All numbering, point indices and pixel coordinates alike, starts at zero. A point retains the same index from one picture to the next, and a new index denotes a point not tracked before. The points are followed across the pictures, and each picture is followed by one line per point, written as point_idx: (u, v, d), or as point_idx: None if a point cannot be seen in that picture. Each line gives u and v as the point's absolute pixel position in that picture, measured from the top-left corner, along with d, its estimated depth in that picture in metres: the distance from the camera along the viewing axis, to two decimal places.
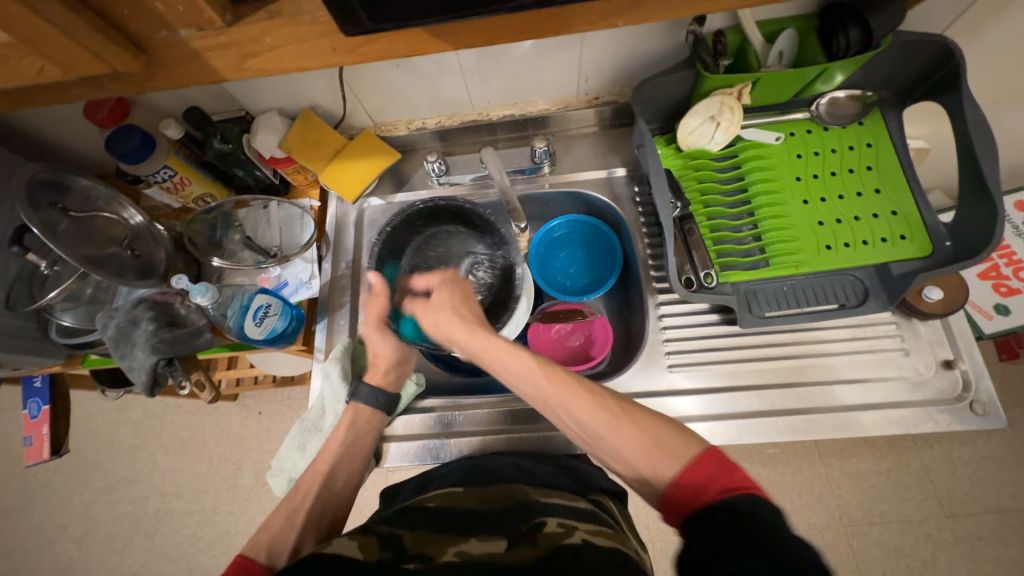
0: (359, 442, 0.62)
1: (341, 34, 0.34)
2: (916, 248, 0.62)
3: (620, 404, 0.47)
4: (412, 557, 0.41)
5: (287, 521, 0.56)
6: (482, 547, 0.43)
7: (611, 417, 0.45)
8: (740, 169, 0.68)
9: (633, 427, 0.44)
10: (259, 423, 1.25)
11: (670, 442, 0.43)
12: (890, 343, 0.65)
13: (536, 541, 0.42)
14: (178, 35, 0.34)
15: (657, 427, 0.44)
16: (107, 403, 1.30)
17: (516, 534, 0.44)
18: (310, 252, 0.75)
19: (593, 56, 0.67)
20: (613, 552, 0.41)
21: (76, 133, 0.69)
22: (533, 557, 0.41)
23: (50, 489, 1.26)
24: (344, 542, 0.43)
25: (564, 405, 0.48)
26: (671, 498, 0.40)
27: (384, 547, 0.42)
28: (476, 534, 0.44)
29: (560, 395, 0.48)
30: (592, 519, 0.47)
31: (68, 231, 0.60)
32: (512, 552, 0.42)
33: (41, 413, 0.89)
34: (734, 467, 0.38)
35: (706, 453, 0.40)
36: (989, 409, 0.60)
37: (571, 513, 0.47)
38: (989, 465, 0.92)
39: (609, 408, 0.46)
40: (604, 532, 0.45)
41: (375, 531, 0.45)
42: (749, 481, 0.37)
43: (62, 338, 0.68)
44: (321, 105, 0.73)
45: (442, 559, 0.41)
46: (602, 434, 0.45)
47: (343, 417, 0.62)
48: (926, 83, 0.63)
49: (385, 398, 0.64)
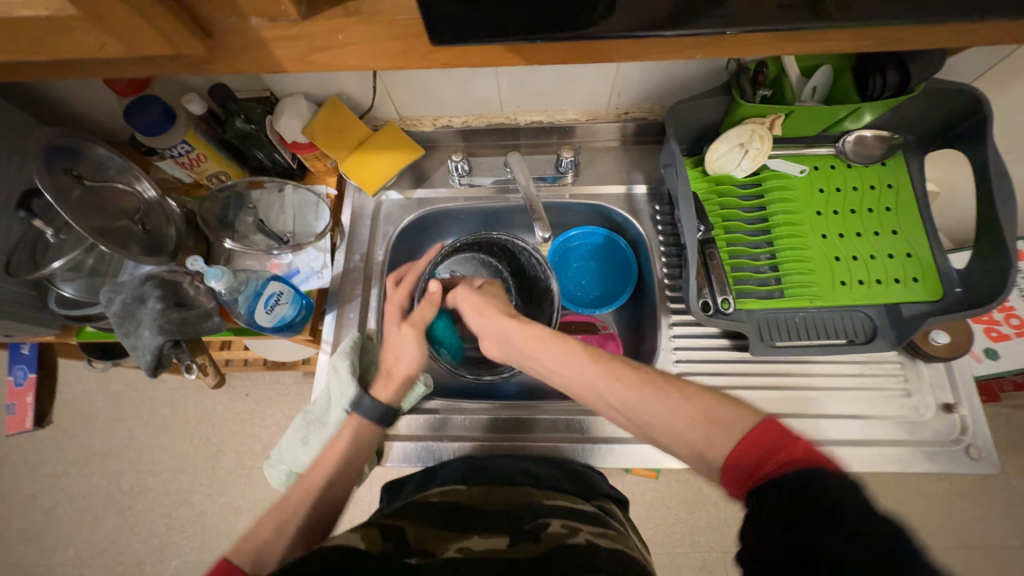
0: (359, 455, 0.57)
1: (414, 38, 0.33)
2: (926, 290, 0.63)
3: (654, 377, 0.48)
4: (414, 553, 0.39)
5: (276, 533, 0.49)
6: (485, 543, 0.41)
7: (656, 392, 0.46)
8: (763, 197, 0.68)
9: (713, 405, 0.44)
10: (245, 405, 1.22)
11: (721, 413, 0.43)
12: (893, 382, 0.66)
13: (539, 540, 0.41)
14: (248, 23, 0.32)
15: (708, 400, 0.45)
16: (88, 373, 1.26)
17: (519, 533, 0.43)
18: (324, 241, 0.73)
19: (629, 72, 0.66)
20: (618, 553, 0.41)
21: (92, 98, 0.67)
22: (539, 553, 0.39)
23: (20, 456, 1.22)
24: (348, 534, 0.40)
25: (607, 386, 0.48)
26: (731, 472, 0.39)
27: (386, 539, 0.40)
28: (479, 532, 0.43)
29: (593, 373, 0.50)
30: (595, 522, 0.47)
31: (80, 200, 0.58)
32: (515, 549, 0.40)
33: (26, 380, 0.86)
34: (800, 438, 0.37)
35: (761, 426, 0.40)
36: (984, 454, 0.62)
37: (573, 513, 0.47)
38: (963, 502, 0.95)
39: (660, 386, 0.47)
40: (607, 534, 0.45)
41: (377, 524, 0.43)
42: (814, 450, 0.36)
43: (60, 309, 0.66)
44: (349, 93, 0.71)
45: (444, 556, 0.39)
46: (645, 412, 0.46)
47: (346, 430, 0.57)
48: (951, 132, 0.64)
49: (389, 414, 0.58)
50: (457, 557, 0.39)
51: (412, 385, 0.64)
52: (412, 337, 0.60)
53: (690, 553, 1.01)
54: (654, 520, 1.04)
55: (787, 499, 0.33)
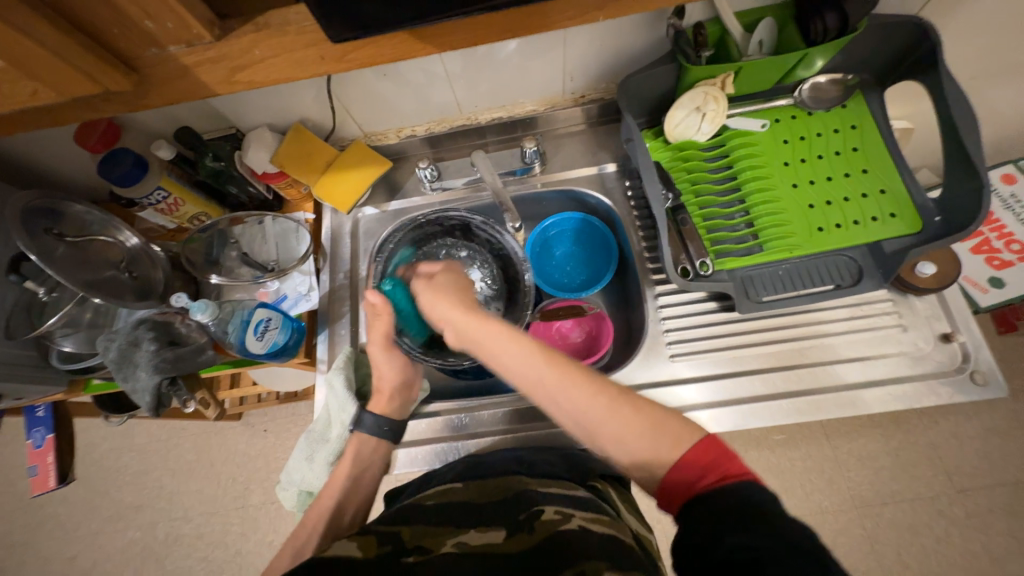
0: (365, 471, 0.61)
1: (326, 42, 0.35)
2: (905, 224, 0.62)
3: (617, 386, 0.44)
4: (412, 550, 0.40)
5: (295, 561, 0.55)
6: (481, 537, 0.42)
7: (612, 401, 0.43)
8: (728, 156, 0.68)
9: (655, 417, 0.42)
10: (265, 441, 1.24)
11: (668, 425, 0.42)
12: (888, 320, 0.65)
13: (534, 529, 0.41)
14: (168, 52, 0.34)
15: (656, 410, 0.43)
16: (111, 430, 1.29)
17: (514, 524, 0.43)
18: (307, 265, 0.75)
19: (575, 55, 0.67)
20: (611, 537, 0.41)
21: (67, 159, 0.70)
22: (534, 546, 0.39)
23: (57, 521, 1.25)
24: (344, 544, 0.41)
25: (560, 390, 0.44)
26: (668, 485, 0.39)
27: (382, 544, 0.41)
28: (475, 526, 0.44)
29: (556, 384, 0.44)
30: (591, 507, 0.46)
31: (65, 257, 0.60)
32: (510, 542, 0.41)
33: (45, 442, 0.88)
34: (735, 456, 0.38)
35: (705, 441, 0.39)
36: (989, 379, 0.61)
37: (571, 501, 0.46)
38: (995, 438, 0.92)
39: (608, 396, 0.44)
40: (601, 519, 0.44)
41: (372, 531, 0.43)
42: (746, 470, 0.37)
43: (63, 364, 0.69)
44: (311, 117, 0.73)
45: (441, 551, 0.40)
46: (599, 420, 0.43)
47: (349, 449, 0.61)
48: (904, 63, 0.64)
49: (389, 426, 0.62)
50: (453, 551, 0.40)
51: None
52: (382, 353, 0.62)
53: None
54: None
55: (711, 514, 0.35)
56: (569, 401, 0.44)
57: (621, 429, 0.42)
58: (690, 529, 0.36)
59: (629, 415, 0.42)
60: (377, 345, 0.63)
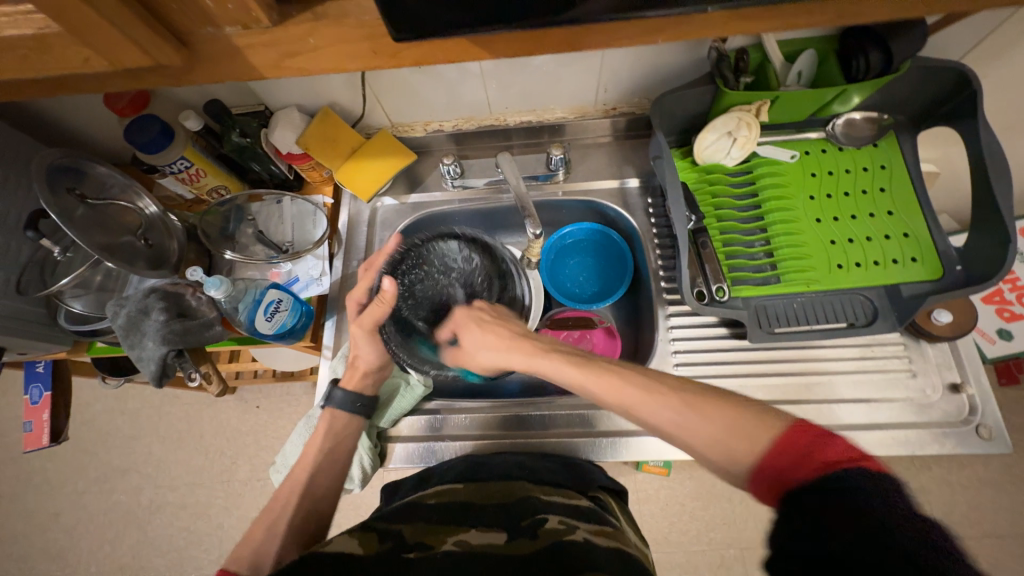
0: (338, 445, 0.62)
1: (380, 37, 0.35)
2: (926, 271, 0.62)
3: (681, 396, 0.46)
4: (412, 547, 0.40)
5: (268, 532, 0.56)
6: (482, 536, 0.42)
7: (679, 413, 0.45)
8: (755, 184, 0.68)
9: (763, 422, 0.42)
10: (257, 417, 1.24)
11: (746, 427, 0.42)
12: (897, 364, 0.65)
13: (538, 535, 0.41)
14: (222, 32, 0.34)
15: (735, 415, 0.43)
16: (105, 392, 1.29)
17: (517, 529, 0.43)
18: (322, 249, 0.75)
19: (612, 68, 0.67)
20: (618, 552, 0.41)
21: (94, 120, 0.69)
22: (536, 551, 0.39)
23: (43, 476, 1.25)
24: (345, 540, 0.41)
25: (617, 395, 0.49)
26: (761, 477, 0.38)
27: (383, 541, 0.41)
28: (477, 526, 0.44)
29: (617, 400, 0.49)
30: (593, 519, 0.47)
31: (83, 218, 0.60)
32: (512, 545, 0.40)
33: (42, 398, 0.89)
34: (837, 436, 0.36)
35: (794, 430, 0.39)
36: (995, 434, 0.60)
37: (571, 511, 0.47)
38: (987, 489, 0.92)
39: (676, 405, 0.46)
40: (605, 531, 0.44)
41: (373, 528, 0.43)
42: (853, 453, 0.35)
43: (70, 324, 0.68)
44: (340, 103, 0.73)
45: (443, 548, 0.40)
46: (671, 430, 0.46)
47: (323, 423, 0.62)
48: (942, 109, 0.63)
49: (359, 402, 0.62)
50: (455, 549, 0.40)
51: (408, 387, 0.66)
52: (364, 336, 0.62)
53: (707, 551, 1.00)
54: (668, 519, 1.03)
55: (821, 505, 0.32)
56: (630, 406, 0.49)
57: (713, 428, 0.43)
58: (801, 523, 0.33)
59: (702, 412, 0.44)
60: (364, 327, 0.62)
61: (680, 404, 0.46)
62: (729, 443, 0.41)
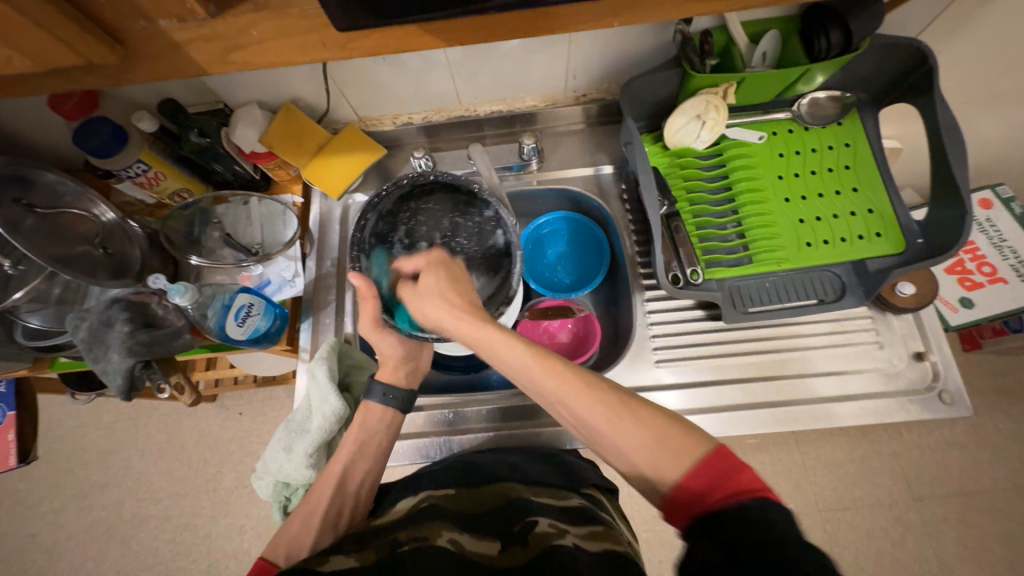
0: (373, 438, 0.58)
1: (329, 28, 0.34)
2: (890, 244, 0.64)
3: (620, 397, 0.44)
4: (407, 541, 0.41)
5: (303, 528, 0.53)
6: (478, 544, 0.42)
7: (612, 414, 0.43)
8: (725, 166, 0.69)
9: (688, 439, 0.40)
10: (240, 424, 1.21)
11: (675, 440, 0.40)
12: (866, 336, 0.67)
13: (528, 543, 0.42)
14: (157, 26, 0.32)
15: (662, 422, 0.42)
16: (77, 407, 1.24)
17: (509, 536, 0.43)
18: (293, 250, 0.73)
19: (580, 53, 0.66)
20: (606, 556, 0.40)
21: (38, 124, 0.66)
22: (525, 561, 0.40)
23: (16, 497, 1.20)
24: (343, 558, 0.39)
25: (576, 401, 0.44)
26: (672, 497, 0.38)
27: (380, 549, 0.40)
28: (472, 532, 0.44)
29: (561, 391, 0.44)
30: (588, 519, 0.46)
31: (34, 229, 0.57)
32: (505, 556, 0.41)
33: (7, 418, 0.86)
34: (745, 467, 0.36)
35: (716, 456, 0.38)
36: (957, 399, 0.63)
37: (562, 513, 0.46)
38: (952, 450, 0.97)
39: (614, 408, 0.43)
40: (596, 533, 0.43)
41: (370, 542, 0.42)
42: (754, 480, 0.36)
43: (29, 341, 0.66)
44: (303, 98, 0.70)
45: (438, 543, 0.41)
46: (601, 430, 0.43)
47: (356, 416, 0.59)
48: (901, 86, 0.65)
49: (399, 396, 0.60)
50: (449, 548, 0.40)
51: None
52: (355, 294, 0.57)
53: None
54: None
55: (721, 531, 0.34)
56: (580, 408, 0.44)
57: (639, 431, 0.41)
58: (704, 550, 0.33)
59: (638, 419, 0.42)
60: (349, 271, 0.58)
61: (609, 411, 0.43)
62: (655, 458, 0.40)
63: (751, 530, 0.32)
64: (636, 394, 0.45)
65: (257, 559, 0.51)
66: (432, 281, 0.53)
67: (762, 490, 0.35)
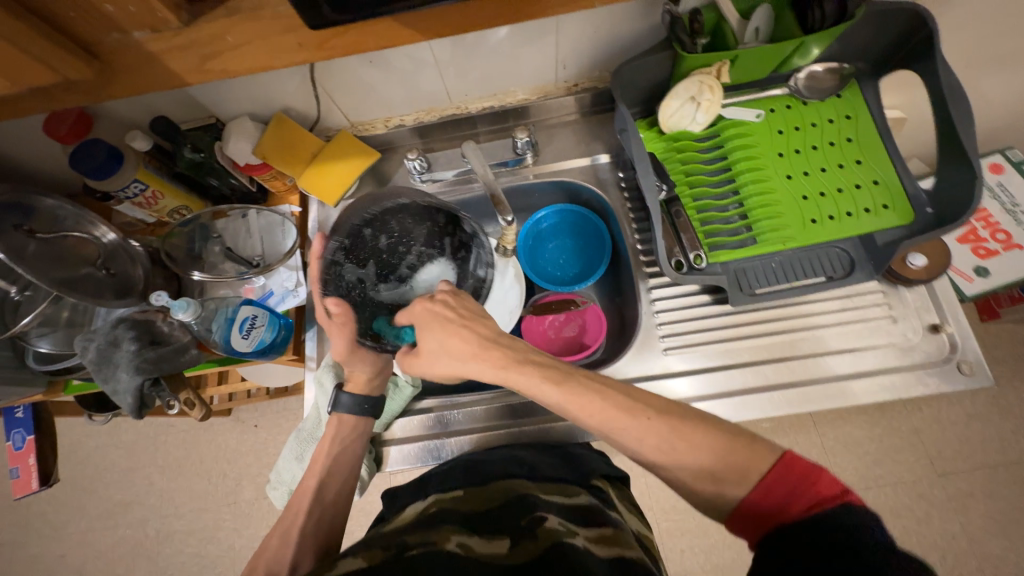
0: (349, 448, 0.59)
1: (303, 28, 0.33)
2: (897, 216, 0.62)
3: (664, 417, 0.43)
4: (415, 545, 0.40)
5: (282, 543, 0.53)
6: (486, 544, 0.41)
7: (660, 438, 0.42)
8: (723, 148, 0.67)
9: (747, 450, 0.39)
10: (256, 436, 1.23)
11: (733, 455, 0.39)
12: (878, 311, 0.65)
13: (537, 536, 0.41)
14: (132, 38, 0.32)
15: (714, 438, 0.41)
16: (96, 428, 1.26)
17: (517, 531, 0.43)
18: (294, 259, 0.73)
19: (569, 42, 0.65)
20: (617, 562, 0.39)
21: (36, 150, 0.67)
22: (535, 557, 0.39)
23: (44, 518, 1.23)
24: (351, 559, 0.39)
25: (621, 428, 0.43)
26: (741, 514, 0.38)
27: (386, 551, 0.40)
28: (479, 532, 0.43)
29: (605, 422, 0.44)
30: (597, 519, 0.45)
31: (37, 254, 0.58)
32: (516, 551, 0.40)
33: (25, 444, 0.87)
34: (818, 473, 0.36)
35: (784, 466, 0.37)
36: (976, 369, 0.62)
37: (572, 512, 0.46)
38: (976, 423, 0.95)
39: (660, 432, 0.42)
40: (606, 535, 0.42)
41: (376, 543, 0.41)
42: (832, 488, 0.35)
43: (39, 365, 0.67)
44: (294, 107, 0.70)
45: (446, 546, 0.40)
46: (652, 455, 0.42)
47: (329, 428, 0.60)
48: (898, 52, 0.63)
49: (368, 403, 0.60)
50: (457, 551, 0.39)
51: (397, 388, 0.65)
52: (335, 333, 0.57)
53: None
54: None
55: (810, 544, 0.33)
56: (628, 435, 0.43)
57: (693, 451, 0.40)
58: (783, 567, 0.33)
59: (686, 438, 0.41)
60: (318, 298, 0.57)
61: (656, 434, 0.42)
62: (717, 474, 0.39)
63: (837, 542, 0.32)
64: (682, 407, 0.44)
65: None
66: (431, 335, 0.50)
67: (841, 497, 0.35)
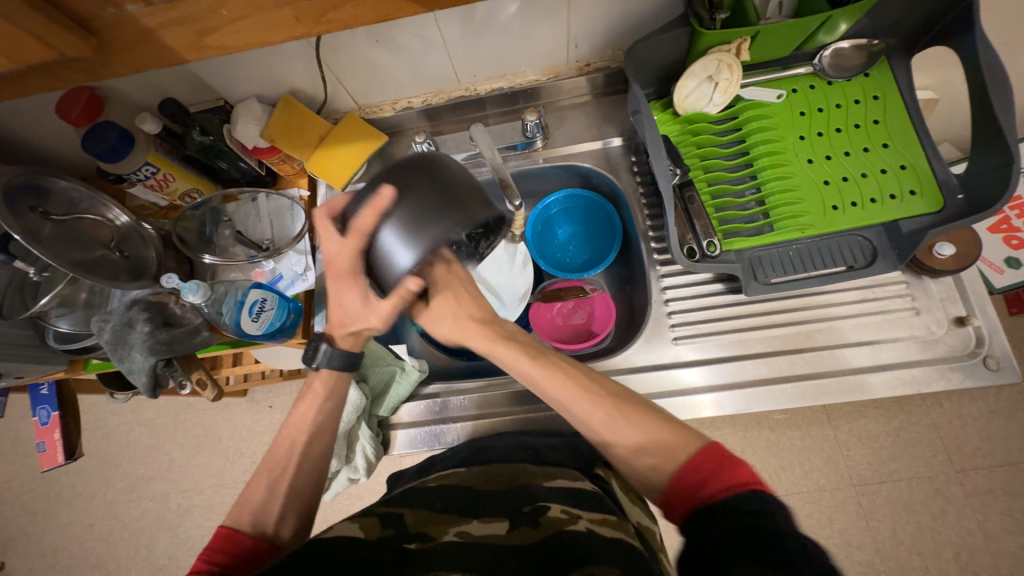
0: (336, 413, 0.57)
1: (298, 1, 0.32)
2: (926, 203, 0.59)
3: (615, 402, 0.46)
4: (414, 537, 0.40)
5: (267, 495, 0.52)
6: (483, 527, 0.41)
7: (609, 417, 0.45)
8: (740, 130, 0.65)
9: (680, 437, 0.43)
10: (270, 417, 1.26)
11: (665, 439, 0.43)
12: (900, 303, 0.63)
13: (539, 523, 0.41)
14: (127, 13, 0.32)
15: (652, 424, 0.44)
16: (119, 406, 1.31)
17: (518, 515, 0.42)
18: (303, 243, 0.73)
19: (580, 19, 0.63)
20: (618, 544, 0.38)
21: (50, 133, 0.68)
22: (535, 546, 0.39)
23: (73, 491, 1.28)
24: (347, 525, 0.41)
25: (577, 403, 0.47)
26: (670, 496, 0.39)
27: (384, 526, 0.41)
28: (480, 515, 0.43)
29: (563, 396, 0.48)
30: (598, 503, 0.44)
31: (52, 236, 0.59)
32: (515, 534, 0.40)
33: (51, 419, 0.90)
34: (740, 462, 0.38)
35: (706, 452, 0.39)
36: (1004, 363, 0.59)
37: (575, 496, 0.45)
38: (998, 419, 0.91)
39: (608, 411, 0.46)
40: (609, 520, 0.41)
41: (373, 512, 0.43)
42: (750, 475, 0.36)
43: (59, 344, 0.69)
44: (300, 88, 0.70)
45: (443, 540, 0.40)
46: (599, 431, 0.46)
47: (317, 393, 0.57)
48: (933, 27, 0.59)
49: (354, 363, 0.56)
50: (456, 541, 0.40)
51: (404, 373, 0.66)
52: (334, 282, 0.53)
53: None
54: None
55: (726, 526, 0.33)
56: (581, 411, 0.47)
57: (635, 431, 0.44)
58: (695, 543, 0.34)
59: (629, 419, 0.45)
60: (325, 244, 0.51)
61: (606, 412, 0.46)
62: (654, 455, 0.42)
63: (748, 526, 0.32)
64: (633, 395, 0.48)
65: (219, 527, 0.49)
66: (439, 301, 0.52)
67: (756, 483, 0.36)
